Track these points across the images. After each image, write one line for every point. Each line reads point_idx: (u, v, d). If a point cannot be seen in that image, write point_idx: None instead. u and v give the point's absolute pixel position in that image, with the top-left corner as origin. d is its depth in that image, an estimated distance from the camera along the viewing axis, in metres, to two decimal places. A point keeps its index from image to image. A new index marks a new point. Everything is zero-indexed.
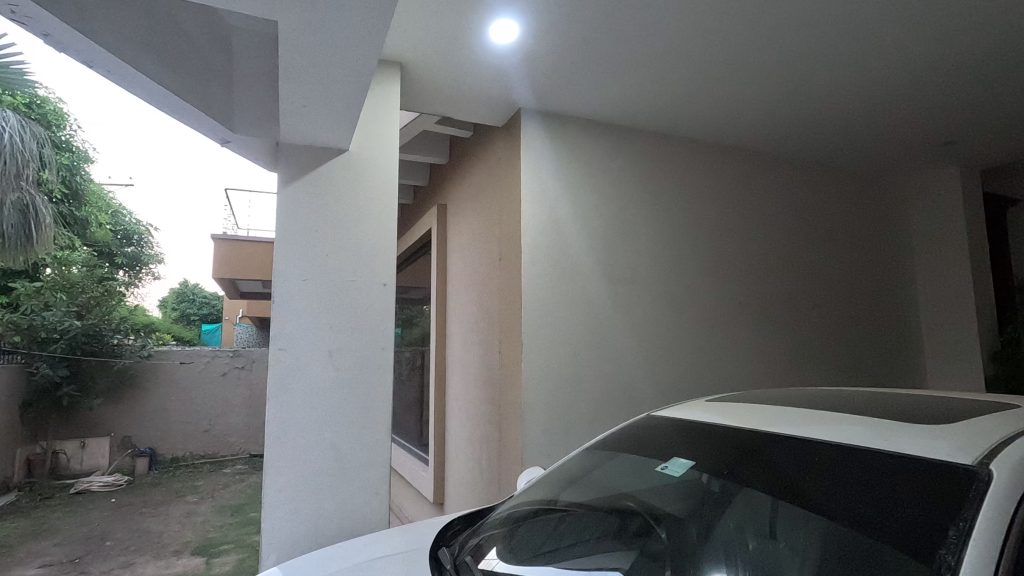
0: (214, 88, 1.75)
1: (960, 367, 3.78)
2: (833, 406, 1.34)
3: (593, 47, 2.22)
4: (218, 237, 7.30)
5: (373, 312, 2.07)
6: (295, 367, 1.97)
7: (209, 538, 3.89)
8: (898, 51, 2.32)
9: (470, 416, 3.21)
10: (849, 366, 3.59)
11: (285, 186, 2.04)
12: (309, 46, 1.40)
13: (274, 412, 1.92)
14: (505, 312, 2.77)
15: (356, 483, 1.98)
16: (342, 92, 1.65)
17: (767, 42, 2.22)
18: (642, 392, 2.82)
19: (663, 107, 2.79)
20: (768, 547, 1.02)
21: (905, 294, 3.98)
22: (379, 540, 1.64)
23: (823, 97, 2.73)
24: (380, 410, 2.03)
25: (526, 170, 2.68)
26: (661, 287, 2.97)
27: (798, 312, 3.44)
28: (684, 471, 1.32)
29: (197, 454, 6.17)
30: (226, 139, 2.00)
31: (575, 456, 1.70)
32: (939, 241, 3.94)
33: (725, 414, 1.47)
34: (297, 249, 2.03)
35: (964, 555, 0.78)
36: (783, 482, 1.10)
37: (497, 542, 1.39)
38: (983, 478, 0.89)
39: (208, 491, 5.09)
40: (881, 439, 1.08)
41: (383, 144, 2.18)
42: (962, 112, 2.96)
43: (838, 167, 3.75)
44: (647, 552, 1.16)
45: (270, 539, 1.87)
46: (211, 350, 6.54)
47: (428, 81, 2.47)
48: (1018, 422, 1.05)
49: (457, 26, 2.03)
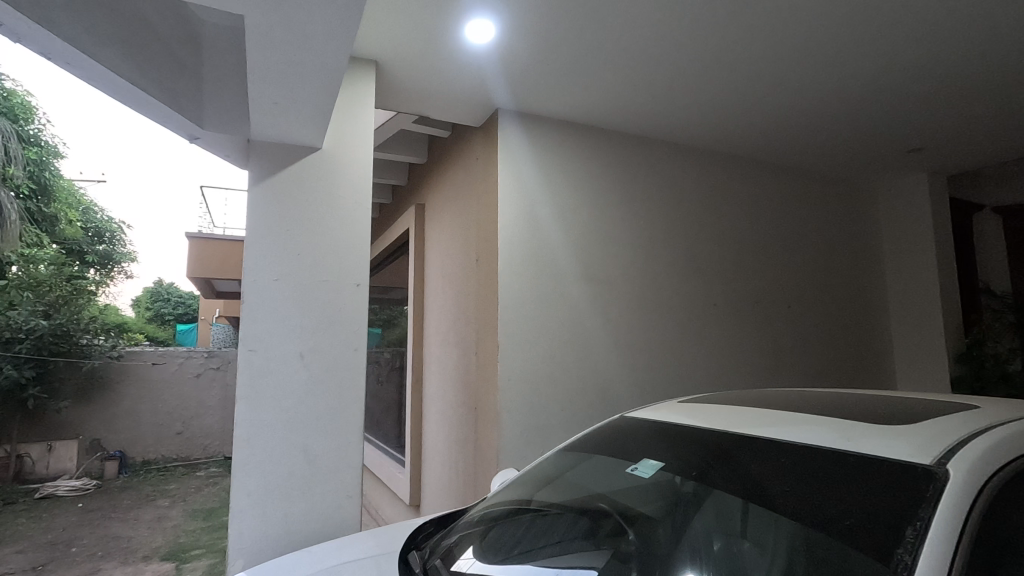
0: (182, 84, 1.71)
1: (928, 368, 3.88)
2: (802, 408, 1.36)
3: (569, 49, 2.22)
4: (194, 235, 7.16)
5: (346, 312, 2.05)
6: (265, 369, 1.93)
7: (180, 543, 3.80)
8: (870, 56, 2.35)
9: (446, 416, 3.19)
10: (822, 367, 3.67)
11: (256, 183, 2.00)
12: (278, 41, 1.38)
13: (243, 414, 1.89)
14: (482, 313, 2.76)
15: (327, 485, 1.95)
16: (314, 88, 1.62)
17: (742, 48, 2.26)
18: (618, 392, 2.84)
19: (641, 109, 2.80)
20: (734, 548, 1.03)
21: (875, 297, 4.07)
22: (349, 543, 1.61)
23: (797, 101, 2.77)
24: (353, 410, 2.01)
25: (503, 170, 2.67)
26: (638, 288, 2.99)
27: (773, 313, 3.50)
28: (654, 472, 1.33)
29: (169, 458, 5.95)
30: (195, 136, 1.96)
31: (549, 456, 1.71)
32: (907, 245, 4.05)
33: (697, 414, 1.48)
34: (268, 248, 1.99)
35: (920, 554, 0.80)
36: (752, 482, 1.11)
37: (471, 543, 1.38)
38: (941, 478, 0.90)
39: (180, 495, 4.98)
40: (845, 438, 1.10)
41: (357, 141, 2.15)
42: (930, 119, 3.05)
43: (812, 171, 3.82)
44: (617, 552, 1.17)
45: (238, 543, 1.84)
46: (186, 350, 6.32)
47: (405, 80, 2.44)
48: (976, 422, 1.08)
49: (434, 25, 2.02)
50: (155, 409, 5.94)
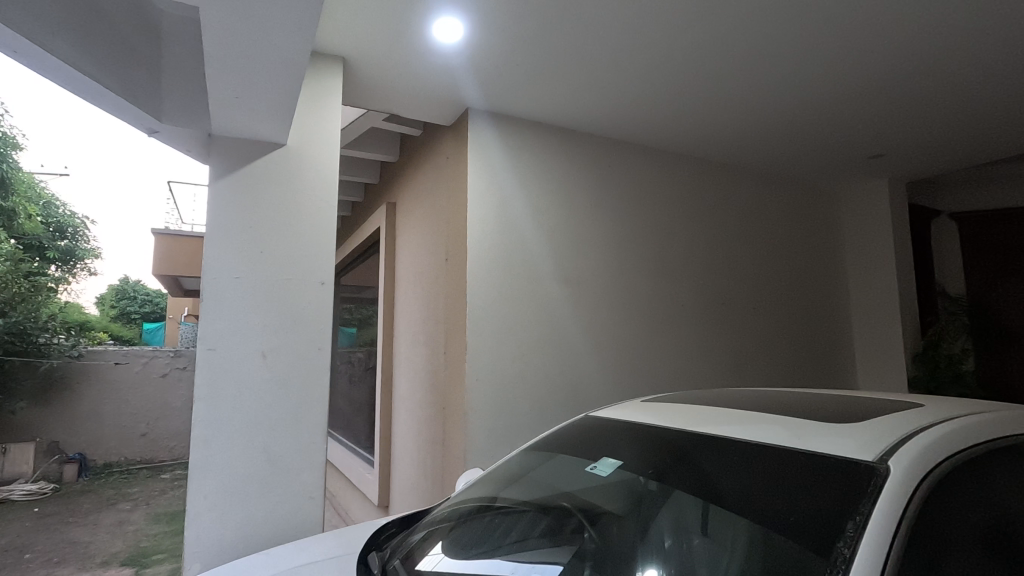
0: (139, 76, 1.68)
1: (888, 368, 3.99)
2: (757, 407, 1.39)
3: (538, 50, 2.23)
4: (160, 231, 6.97)
5: (310, 311, 2.03)
6: (225, 368, 1.89)
7: (142, 547, 3.71)
8: (828, 64, 2.42)
9: (415, 416, 3.18)
10: (785, 367, 3.76)
11: (218, 178, 1.96)
12: (240, 33, 1.35)
13: (201, 413, 1.84)
14: (451, 314, 2.75)
15: (290, 486, 1.93)
16: (276, 82, 1.60)
17: (707, 54, 2.31)
18: (587, 392, 2.86)
19: (608, 111, 2.83)
20: (686, 545, 1.05)
21: (838, 298, 4.18)
22: (309, 545, 1.59)
23: (763, 106, 2.83)
24: (317, 410, 1.99)
25: (473, 169, 2.67)
26: (607, 289, 3.02)
27: (739, 314, 3.57)
28: (613, 471, 1.35)
29: (133, 460, 5.79)
30: (154, 129, 1.91)
31: (513, 457, 1.71)
32: (869, 248, 4.15)
33: (658, 414, 1.50)
34: (230, 245, 1.95)
35: (859, 547, 0.83)
36: (705, 482, 1.13)
37: (432, 544, 1.37)
38: (882, 474, 0.94)
39: (143, 499, 4.85)
40: (795, 436, 1.13)
41: (323, 139, 2.13)
42: (887, 127, 3.16)
43: (777, 176, 3.92)
44: (576, 551, 1.18)
45: (193, 546, 1.79)
46: (151, 350, 6.18)
47: (372, 77, 2.42)
48: (917, 421, 1.12)
49: (401, 23, 2.00)
50: (118, 409, 5.79)
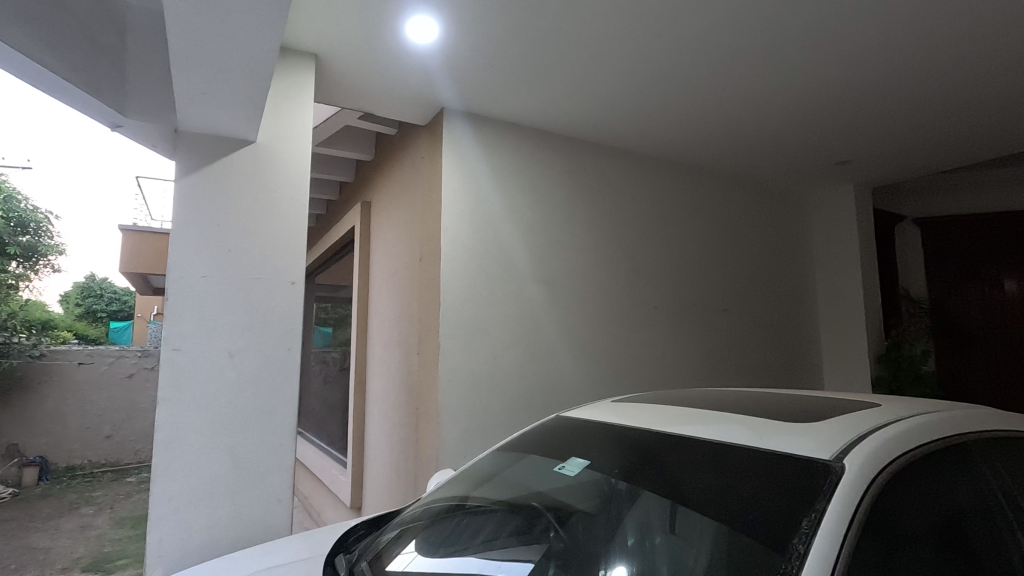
0: (106, 73, 1.65)
1: (853, 368, 4.09)
2: (722, 407, 1.42)
3: (513, 52, 2.24)
4: (127, 227, 6.80)
5: (278, 312, 2.00)
6: (191, 368, 1.85)
7: (105, 553, 3.60)
8: (798, 70, 2.49)
9: (389, 417, 3.15)
10: (755, 366, 3.84)
11: (185, 175, 1.92)
12: (208, 28, 1.34)
13: (165, 415, 1.80)
14: (425, 314, 2.74)
15: (257, 489, 1.90)
16: (244, 79, 1.58)
17: (679, 59, 2.35)
18: (560, 392, 2.88)
19: (583, 113, 2.85)
20: (649, 543, 1.06)
21: (806, 299, 4.28)
22: (276, 548, 1.57)
23: (733, 111, 2.89)
24: (286, 411, 1.96)
25: (448, 170, 2.66)
26: (581, 289, 3.05)
27: (710, 314, 3.64)
28: (581, 471, 1.36)
29: (96, 463, 5.60)
30: (117, 124, 1.87)
31: (485, 457, 1.71)
32: (836, 251, 4.26)
33: (628, 414, 1.52)
34: (196, 243, 1.91)
35: (812, 543, 0.86)
36: (670, 482, 1.15)
37: (401, 545, 1.36)
38: (837, 472, 0.97)
39: (107, 503, 4.70)
40: (757, 436, 1.16)
41: (294, 137, 2.11)
42: (853, 134, 3.25)
43: (748, 180, 4.00)
44: (543, 551, 1.19)
45: (156, 550, 1.75)
46: (116, 350, 6.01)
47: (346, 75, 2.40)
48: (873, 420, 1.15)
49: (374, 21, 1.99)
50: (81, 410, 5.61)
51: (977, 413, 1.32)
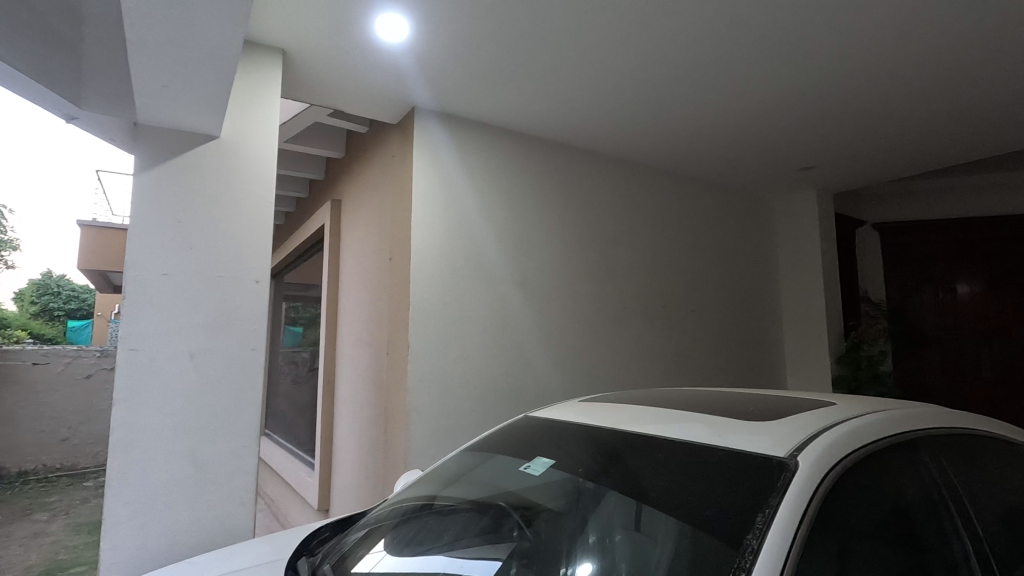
0: (63, 64, 1.61)
1: (815, 368, 4.21)
2: (685, 407, 1.44)
3: (483, 53, 2.24)
4: (86, 223, 6.59)
5: (242, 310, 1.96)
6: (149, 369, 1.80)
7: (58, 560, 3.46)
8: (763, 76, 2.55)
9: (357, 417, 3.12)
10: (721, 366, 3.93)
11: (145, 170, 1.87)
12: (167, 19, 1.31)
13: (121, 417, 1.75)
14: (394, 314, 2.72)
15: (218, 491, 1.86)
16: (205, 73, 1.55)
17: (648, 64, 2.38)
18: (530, 392, 2.89)
19: (555, 115, 2.87)
20: (611, 541, 1.08)
21: (770, 301, 4.39)
22: (237, 552, 1.53)
23: (700, 116, 2.95)
24: (250, 412, 1.93)
25: (419, 169, 2.65)
26: (552, 290, 3.07)
27: (679, 315, 3.70)
28: (546, 471, 1.37)
29: (51, 468, 5.39)
30: (73, 116, 1.81)
31: (453, 457, 1.71)
32: (797, 254, 4.39)
33: (594, 414, 1.54)
34: (156, 240, 1.86)
35: (766, 538, 0.89)
36: (632, 481, 1.17)
37: (365, 548, 1.35)
38: (790, 468, 1.00)
39: (62, 508, 4.52)
40: (717, 435, 1.19)
41: (259, 133, 2.07)
42: (814, 141, 3.36)
43: (716, 184, 4.09)
44: (508, 551, 1.19)
45: (111, 556, 1.70)
46: (74, 350, 5.80)
47: (315, 71, 2.36)
48: (827, 419, 1.19)
49: (344, 17, 1.97)
50: (35, 413, 5.40)
51: (926, 412, 1.37)
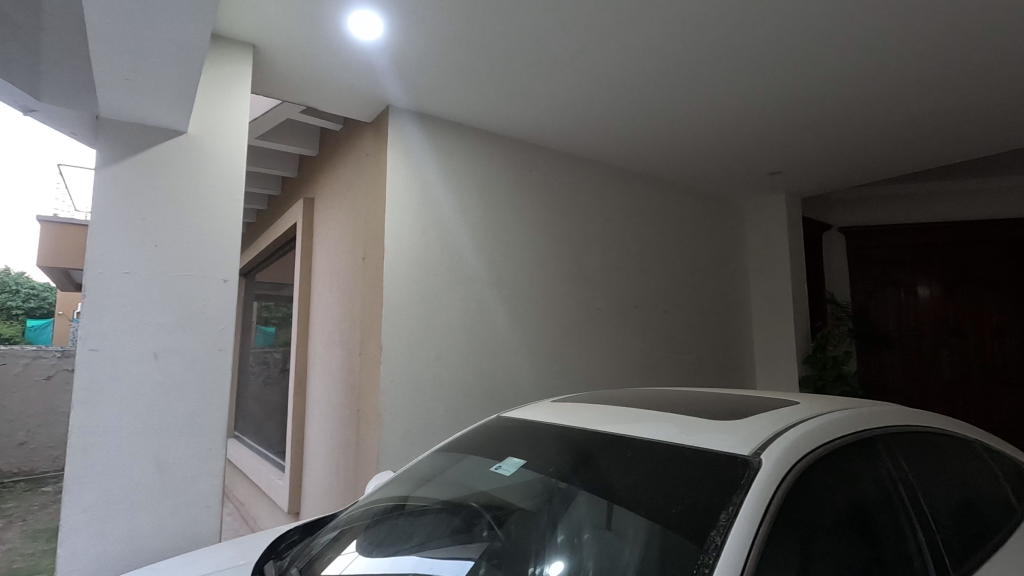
0: (18, 52, 1.55)
1: (783, 368, 4.32)
2: (654, 407, 1.47)
3: (458, 52, 2.24)
4: (47, 219, 6.36)
5: (210, 310, 1.92)
6: (110, 370, 1.75)
7: (14, 569, 3.33)
8: (735, 81, 2.60)
9: (329, 418, 3.08)
10: (692, 366, 4.00)
11: (108, 165, 1.82)
12: (129, 9, 1.28)
13: (81, 419, 1.70)
14: (367, 314, 2.70)
15: (183, 495, 1.81)
16: (170, 67, 1.51)
17: (621, 67, 2.41)
18: (503, 392, 2.89)
19: (530, 117, 2.89)
20: (579, 539, 1.09)
21: (741, 302, 4.48)
22: (202, 556, 1.50)
23: (672, 119, 3.00)
24: (216, 414, 1.89)
25: (393, 168, 2.63)
26: (526, 290, 3.08)
27: (651, 315, 3.76)
28: (516, 470, 1.38)
29: (8, 473, 5.18)
30: (30, 107, 1.75)
31: (424, 458, 1.70)
32: (767, 256, 4.49)
33: (565, 414, 1.55)
34: (119, 237, 1.81)
35: (728, 535, 0.91)
36: (601, 480, 1.18)
37: (334, 550, 1.34)
38: (753, 466, 1.02)
39: (18, 515, 4.35)
40: (683, 433, 1.21)
41: (228, 129, 2.03)
42: (783, 146, 3.44)
43: (688, 187, 4.17)
44: (477, 550, 1.19)
45: (69, 563, 1.65)
46: (33, 350, 5.60)
47: (287, 67, 2.33)
48: (790, 417, 1.22)
49: (316, 13, 1.94)
50: None
51: (884, 411, 1.42)
